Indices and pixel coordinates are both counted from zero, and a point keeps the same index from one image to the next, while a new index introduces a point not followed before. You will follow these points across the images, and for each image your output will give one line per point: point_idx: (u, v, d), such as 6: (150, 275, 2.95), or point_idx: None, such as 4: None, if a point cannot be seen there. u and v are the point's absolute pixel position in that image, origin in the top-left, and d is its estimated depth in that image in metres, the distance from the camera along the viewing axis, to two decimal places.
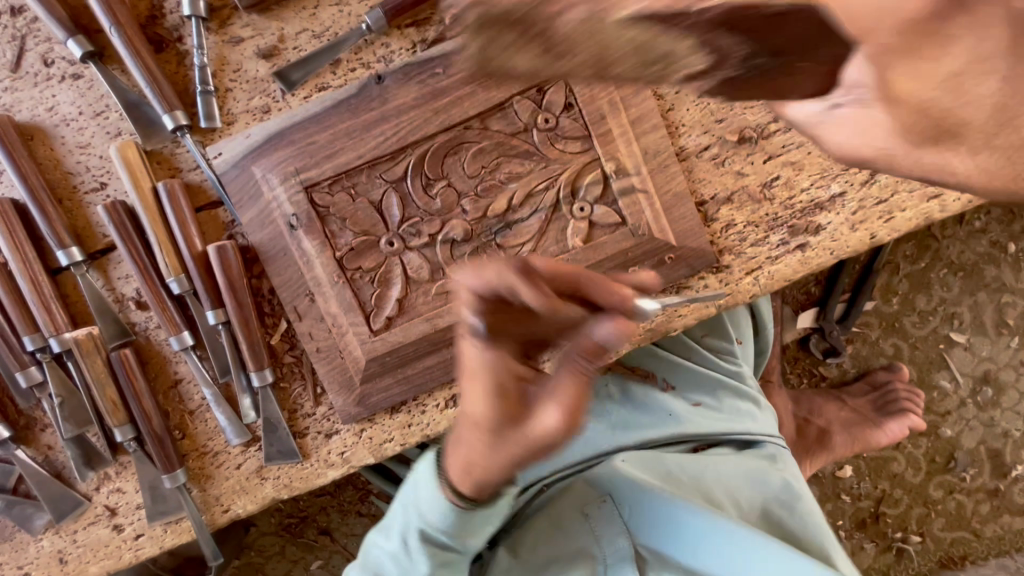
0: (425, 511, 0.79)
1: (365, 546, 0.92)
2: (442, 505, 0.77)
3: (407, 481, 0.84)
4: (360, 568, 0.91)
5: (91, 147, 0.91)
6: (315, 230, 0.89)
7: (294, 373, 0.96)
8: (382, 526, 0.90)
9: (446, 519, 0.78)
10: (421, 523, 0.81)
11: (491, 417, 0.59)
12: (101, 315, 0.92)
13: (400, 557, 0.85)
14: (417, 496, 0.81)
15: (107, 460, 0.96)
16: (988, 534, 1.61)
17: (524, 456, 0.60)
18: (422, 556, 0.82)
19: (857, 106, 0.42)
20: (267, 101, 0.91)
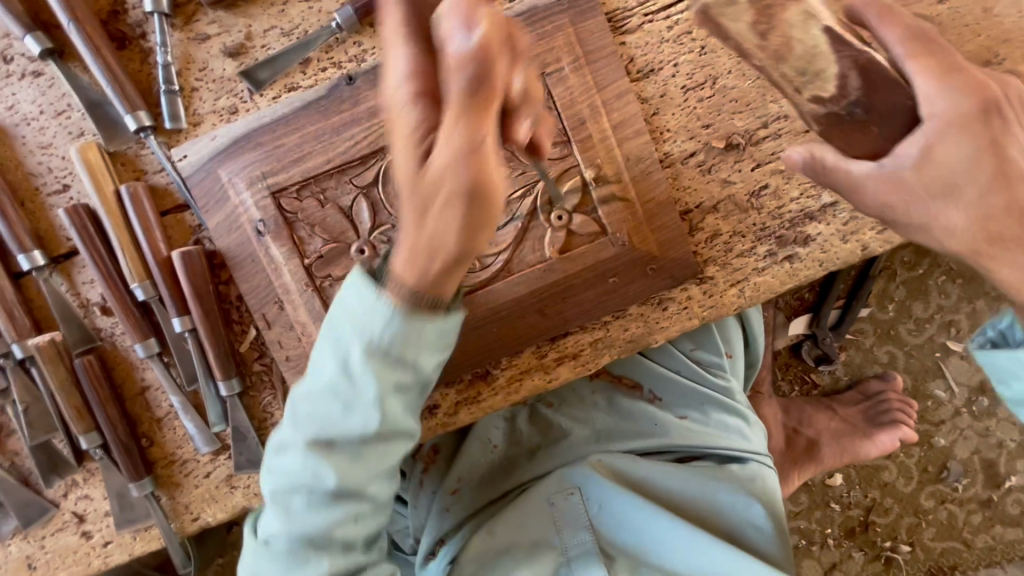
0: (370, 312, 0.65)
1: (279, 447, 0.73)
2: (386, 301, 0.64)
3: (337, 325, 0.68)
4: (280, 482, 0.73)
5: (53, 147, 0.88)
6: (283, 236, 0.86)
7: (263, 381, 0.94)
8: (299, 402, 0.72)
9: (396, 324, 0.64)
10: (367, 338, 0.65)
11: (415, 142, 0.54)
12: (65, 320, 0.90)
13: (339, 401, 0.68)
14: (360, 312, 0.65)
15: (74, 466, 0.94)
16: (980, 545, 1.58)
17: (461, 192, 0.54)
18: (370, 377, 0.66)
19: (929, 139, 0.61)
20: (234, 102, 0.88)
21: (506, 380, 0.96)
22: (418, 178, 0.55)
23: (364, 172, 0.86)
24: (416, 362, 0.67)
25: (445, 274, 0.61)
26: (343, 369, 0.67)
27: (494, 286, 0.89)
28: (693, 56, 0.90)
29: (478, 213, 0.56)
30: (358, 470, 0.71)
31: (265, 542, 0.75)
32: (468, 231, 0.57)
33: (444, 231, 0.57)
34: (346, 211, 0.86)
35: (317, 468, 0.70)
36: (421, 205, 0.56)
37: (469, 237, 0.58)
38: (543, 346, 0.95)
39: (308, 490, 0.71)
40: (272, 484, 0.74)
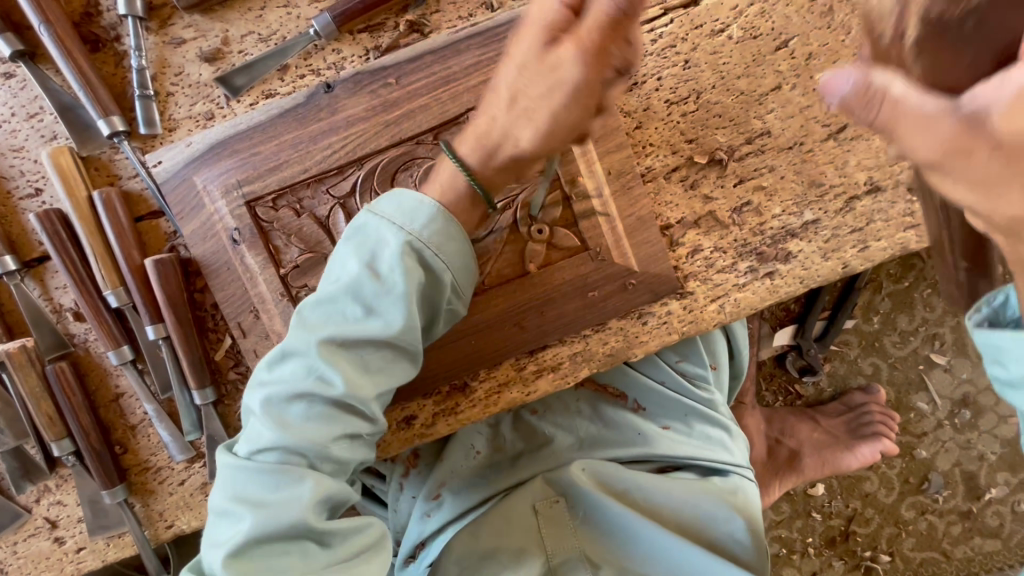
0: (408, 216, 0.70)
1: (280, 352, 0.69)
2: (425, 209, 0.70)
3: (369, 228, 0.71)
4: (278, 387, 0.68)
5: (24, 151, 0.86)
6: (258, 246, 0.85)
7: (238, 390, 0.93)
8: (315, 298, 0.70)
9: (437, 221, 0.70)
10: (406, 238, 0.69)
11: (530, 50, 0.63)
12: (36, 326, 0.88)
13: (362, 296, 0.69)
14: (398, 218, 0.70)
15: (46, 473, 0.93)
16: (959, 556, 1.59)
17: (558, 98, 0.63)
18: (401, 273, 0.68)
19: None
20: (210, 108, 0.86)
21: (484, 393, 0.95)
22: (524, 77, 0.64)
23: (342, 182, 0.85)
24: (441, 267, 0.70)
25: (510, 167, 0.70)
26: (366, 277, 0.69)
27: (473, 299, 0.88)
28: (676, 69, 0.90)
29: (568, 119, 0.64)
30: (366, 378, 0.69)
31: (251, 454, 0.68)
32: (563, 120, 0.64)
33: (525, 120, 0.65)
34: (323, 222, 0.85)
35: (325, 369, 0.67)
36: (517, 93, 0.65)
37: (553, 133, 0.65)
38: (522, 359, 0.94)
39: (306, 409, 0.67)
40: (266, 391, 0.69)
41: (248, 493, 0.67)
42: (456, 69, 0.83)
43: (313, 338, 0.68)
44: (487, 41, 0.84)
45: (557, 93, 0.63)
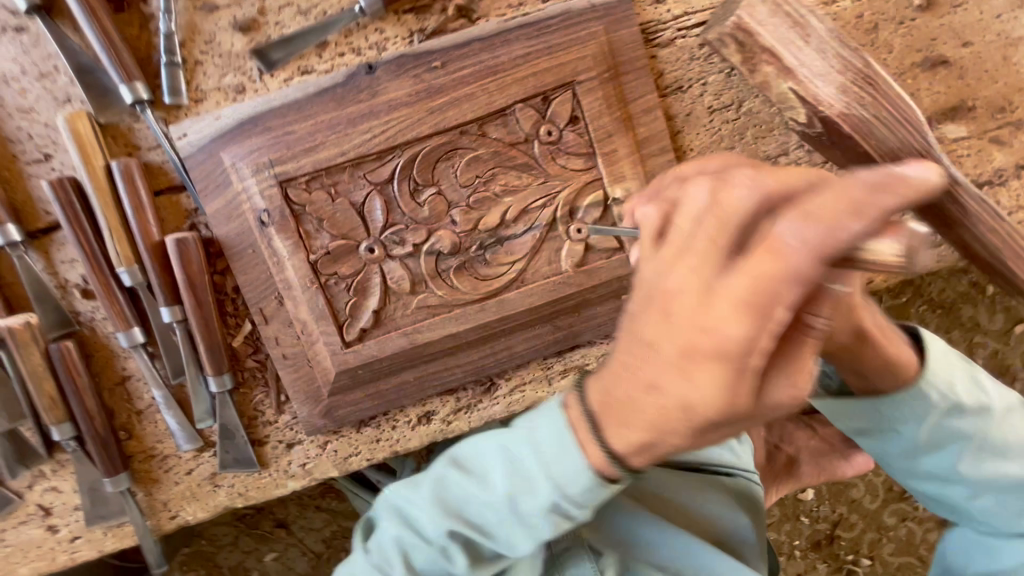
0: (571, 477, 0.58)
1: (415, 506, 0.69)
2: (590, 476, 0.57)
3: (527, 444, 0.61)
4: (411, 534, 0.69)
5: (34, 113, 0.80)
6: (288, 228, 0.81)
7: (256, 378, 0.90)
8: (455, 480, 0.67)
9: (588, 494, 0.58)
10: (556, 496, 0.59)
11: (820, 246, 0.40)
12: (40, 301, 0.82)
13: (496, 514, 0.63)
14: (555, 460, 0.59)
15: (43, 457, 0.87)
16: (933, 561, 1.66)
17: (741, 392, 0.47)
18: (545, 525, 0.61)
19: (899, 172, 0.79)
20: (241, 80, 0.82)
21: (508, 391, 0.94)
22: (736, 306, 0.44)
23: (380, 168, 0.81)
24: (578, 517, 0.61)
25: (642, 390, 0.52)
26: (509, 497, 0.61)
27: (506, 295, 0.86)
28: (722, 75, 0.87)
29: (681, 437, 0.52)
30: (484, 563, 0.68)
31: (371, 564, 0.72)
32: (713, 417, 0.49)
33: (674, 373, 0.49)
34: (358, 208, 0.82)
35: (449, 550, 0.67)
36: (662, 313, 0.49)
37: (697, 404, 0.48)
38: (549, 358, 0.93)
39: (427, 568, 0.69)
40: (397, 530, 0.70)
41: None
42: (504, 59, 0.80)
43: (442, 527, 0.66)
44: (537, 32, 0.81)
45: (739, 371, 0.46)
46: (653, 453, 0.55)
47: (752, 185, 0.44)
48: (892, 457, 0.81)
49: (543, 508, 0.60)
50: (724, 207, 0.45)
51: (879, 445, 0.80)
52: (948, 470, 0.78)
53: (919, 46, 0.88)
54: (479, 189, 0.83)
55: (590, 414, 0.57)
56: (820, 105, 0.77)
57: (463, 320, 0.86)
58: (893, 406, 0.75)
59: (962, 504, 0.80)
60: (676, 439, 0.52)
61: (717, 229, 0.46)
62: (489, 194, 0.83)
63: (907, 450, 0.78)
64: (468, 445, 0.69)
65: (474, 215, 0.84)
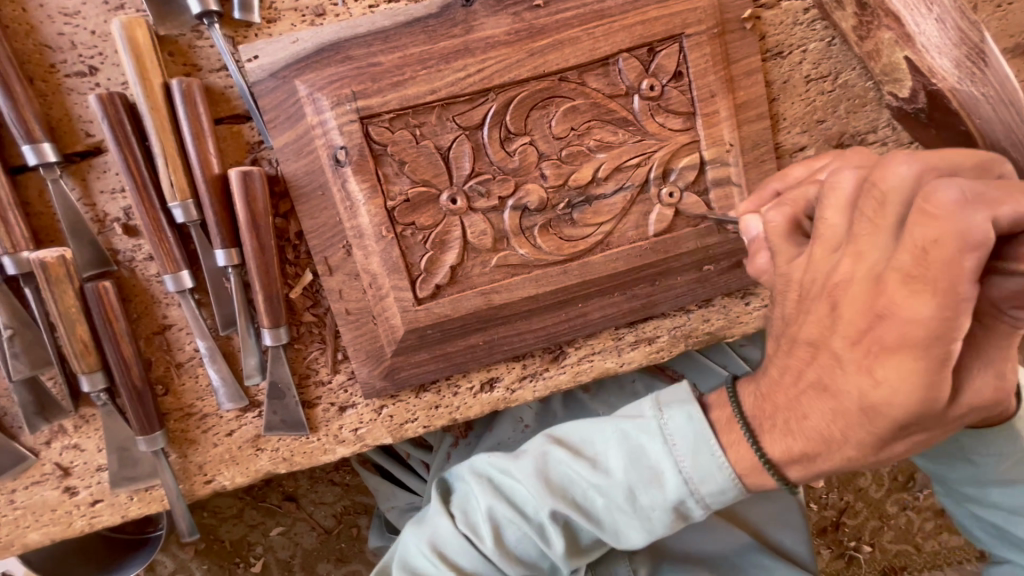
0: (702, 473, 0.57)
1: (514, 476, 0.66)
2: (729, 481, 0.57)
3: (652, 435, 0.60)
4: (505, 505, 0.65)
5: (80, 18, 0.70)
6: (366, 170, 0.74)
7: (312, 334, 0.82)
8: (565, 460, 0.64)
9: (722, 493, 0.57)
10: (683, 492, 0.58)
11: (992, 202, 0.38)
12: (74, 234, 0.73)
13: (608, 499, 0.62)
14: (687, 455, 0.58)
15: (66, 411, 0.78)
16: (928, 549, 1.72)
17: (940, 386, 0.44)
18: (663, 519, 0.60)
19: None
20: (321, 2, 0.74)
21: (575, 361, 0.90)
22: (907, 285, 0.42)
23: (470, 111, 0.75)
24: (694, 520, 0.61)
25: (811, 404, 0.52)
26: (632, 486, 0.60)
27: (591, 259, 0.82)
28: (822, 44, 0.85)
29: (860, 436, 0.50)
30: (581, 551, 0.66)
31: (458, 532, 0.68)
32: (906, 418, 0.46)
33: (853, 369, 0.48)
34: (444, 152, 0.76)
35: (547, 529, 0.64)
36: (827, 310, 0.48)
37: (882, 404, 0.47)
38: (621, 329, 0.89)
39: (524, 544, 0.66)
40: (489, 500, 0.66)
41: (446, 552, 0.67)
42: (610, 4, 0.76)
43: (545, 506, 0.63)
44: None
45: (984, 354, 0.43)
46: (820, 462, 0.54)
47: (911, 157, 0.42)
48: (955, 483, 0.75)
49: (665, 498, 0.59)
50: (881, 185, 0.42)
51: (943, 468, 0.75)
52: (1017, 505, 0.70)
53: (1011, 32, 0.89)
54: (573, 142, 0.78)
55: (742, 418, 0.57)
56: (932, 78, 0.75)
57: (545, 283, 0.81)
58: (982, 439, 0.69)
59: None
60: (858, 443, 0.51)
61: (876, 209, 0.43)
62: (582, 148, 0.78)
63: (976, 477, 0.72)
64: (575, 427, 0.68)
65: (566, 169, 0.78)
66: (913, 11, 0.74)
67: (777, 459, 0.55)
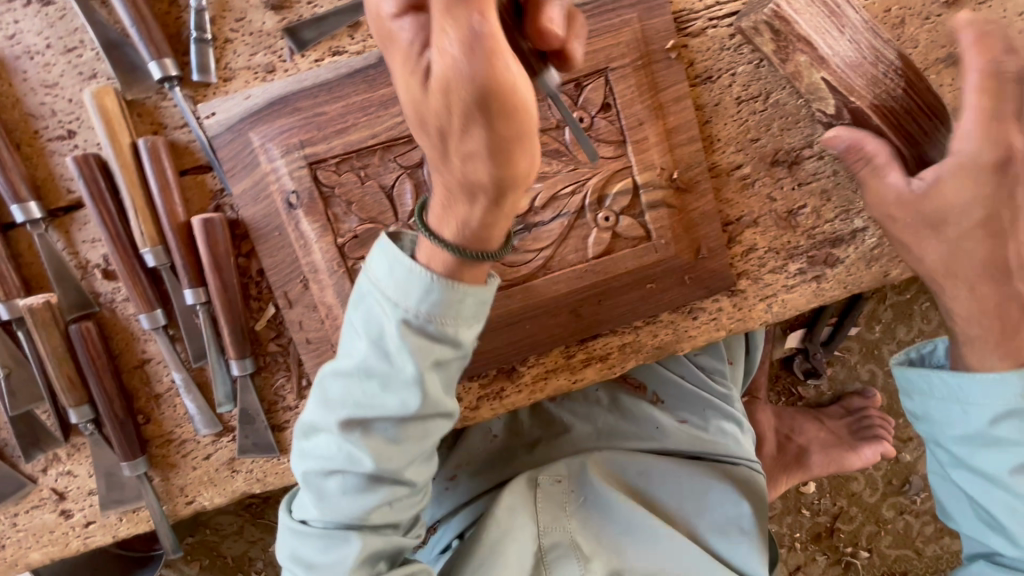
0: (408, 290, 0.59)
1: (309, 430, 0.69)
2: (428, 275, 0.59)
3: (370, 293, 0.62)
4: (314, 459, 0.68)
5: (58, 88, 0.79)
6: (317, 211, 0.81)
7: (278, 363, 0.89)
8: (331, 375, 0.66)
9: (433, 291, 0.59)
10: (399, 312, 0.60)
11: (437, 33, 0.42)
12: (59, 280, 0.81)
13: (373, 376, 0.63)
14: (391, 286, 0.60)
15: (58, 440, 0.86)
16: (928, 553, 1.70)
17: (511, 133, 0.46)
18: (408, 354, 0.60)
19: (943, 180, 0.73)
20: (272, 60, 0.81)
21: (531, 379, 0.94)
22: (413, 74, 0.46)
23: (410, 151, 0.81)
24: (456, 339, 0.62)
25: (454, 151, 0.48)
26: (374, 341, 0.62)
27: (533, 283, 0.87)
28: (751, 66, 0.89)
29: (460, 205, 0.55)
30: (395, 452, 0.66)
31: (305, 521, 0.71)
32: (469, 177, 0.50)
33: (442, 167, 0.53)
34: (388, 191, 0.82)
35: (349, 450, 0.65)
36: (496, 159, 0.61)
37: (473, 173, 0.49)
38: (572, 347, 0.93)
39: (350, 485, 0.67)
40: (303, 464, 0.69)
41: (305, 546, 0.71)
42: None
43: (334, 426, 0.65)
44: None
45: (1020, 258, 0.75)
46: (476, 220, 0.55)
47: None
48: (940, 441, 0.82)
49: (400, 332, 0.60)
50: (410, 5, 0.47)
51: (935, 426, 0.82)
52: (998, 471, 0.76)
53: (943, 43, 0.89)
54: None
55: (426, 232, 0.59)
56: (851, 95, 0.77)
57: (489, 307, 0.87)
58: (979, 390, 0.76)
59: (1000, 517, 0.78)
60: (481, 210, 0.54)
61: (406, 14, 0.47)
62: None
63: (960, 432, 0.79)
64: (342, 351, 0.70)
65: None
66: (823, 34, 0.77)
67: (434, 227, 0.58)
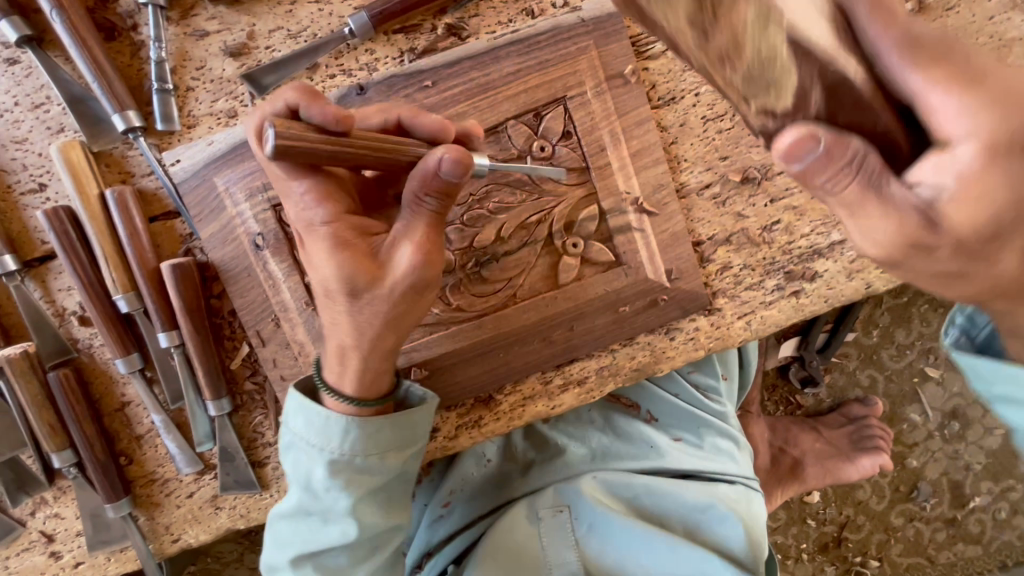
0: (329, 436, 0.73)
1: (285, 514, 0.79)
2: (335, 418, 0.72)
3: (296, 446, 0.75)
4: (300, 536, 0.78)
5: (28, 143, 0.81)
6: (284, 252, 0.82)
7: (255, 401, 0.90)
8: (289, 504, 0.78)
9: (341, 423, 0.72)
10: (325, 457, 0.73)
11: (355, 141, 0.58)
12: (38, 329, 0.83)
13: (308, 493, 0.76)
14: (307, 434, 0.73)
15: (44, 484, 0.88)
16: (943, 561, 1.62)
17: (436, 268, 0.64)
18: (336, 474, 0.73)
19: (959, 171, 0.45)
20: (233, 105, 0.82)
21: (508, 407, 0.93)
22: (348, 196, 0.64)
23: None
24: (386, 464, 0.76)
25: (387, 358, 0.71)
26: (308, 480, 0.75)
27: (503, 312, 0.87)
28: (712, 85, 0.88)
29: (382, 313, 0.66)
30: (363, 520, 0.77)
31: None
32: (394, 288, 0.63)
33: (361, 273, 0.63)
34: None
35: (326, 520, 0.77)
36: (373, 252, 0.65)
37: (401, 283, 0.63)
38: (548, 372, 0.92)
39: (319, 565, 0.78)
40: (286, 548, 0.79)
41: None
42: (495, 77, 0.81)
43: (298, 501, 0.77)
44: (527, 49, 0.82)
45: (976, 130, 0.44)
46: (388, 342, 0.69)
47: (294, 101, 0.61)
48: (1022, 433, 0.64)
49: (330, 471, 0.73)
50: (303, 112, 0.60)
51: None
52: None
53: None
54: (474, 207, 0.84)
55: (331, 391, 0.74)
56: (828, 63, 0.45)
57: (460, 338, 0.87)
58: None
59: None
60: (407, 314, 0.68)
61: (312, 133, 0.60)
62: (483, 211, 0.84)
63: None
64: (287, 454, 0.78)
65: (468, 233, 0.85)
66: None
67: (335, 385, 0.73)
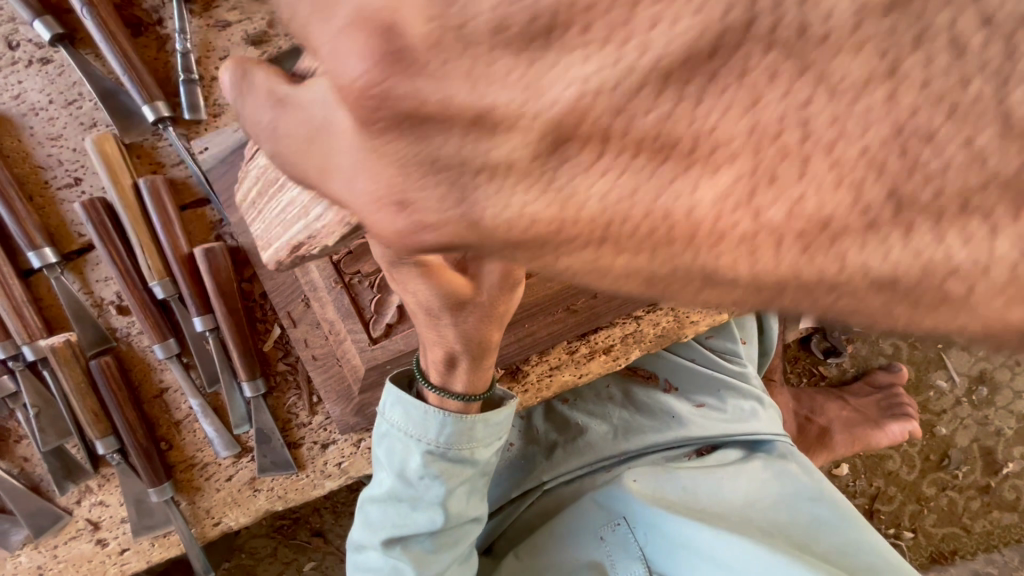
0: (426, 430, 0.73)
1: (370, 504, 0.80)
2: (433, 413, 0.73)
3: (392, 435, 0.76)
4: (392, 530, 0.78)
5: (63, 139, 0.85)
6: None
7: (289, 381, 0.92)
8: (376, 497, 0.79)
9: (443, 421, 0.73)
10: (423, 449, 0.73)
11: None
12: (78, 319, 0.86)
13: (397, 483, 0.76)
14: (402, 424, 0.74)
15: (89, 472, 0.91)
16: (979, 530, 1.58)
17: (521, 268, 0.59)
18: (433, 466, 0.74)
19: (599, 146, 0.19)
20: None
21: (536, 377, 0.94)
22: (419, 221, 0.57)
23: None
24: (473, 458, 0.76)
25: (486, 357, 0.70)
26: (400, 467, 0.75)
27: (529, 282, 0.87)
28: None
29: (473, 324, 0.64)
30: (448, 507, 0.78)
31: None
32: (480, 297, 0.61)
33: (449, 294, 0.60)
34: None
35: (413, 507, 0.77)
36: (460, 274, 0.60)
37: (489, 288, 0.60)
38: (573, 342, 0.94)
39: (404, 552, 0.79)
40: (375, 539, 0.80)
41: None
42: None
43: (389, 490, 0.77)
44: None
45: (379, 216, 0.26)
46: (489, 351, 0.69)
47: None
48: None
49: (424, 461, 0.74)
50: None
51: None
52: None
53: None
54: None
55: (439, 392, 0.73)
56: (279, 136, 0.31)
57: None
58: None
59: None
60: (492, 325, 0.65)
61: None
62: None
63: None
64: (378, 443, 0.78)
65: None
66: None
67: (439, 383, 0.73)
